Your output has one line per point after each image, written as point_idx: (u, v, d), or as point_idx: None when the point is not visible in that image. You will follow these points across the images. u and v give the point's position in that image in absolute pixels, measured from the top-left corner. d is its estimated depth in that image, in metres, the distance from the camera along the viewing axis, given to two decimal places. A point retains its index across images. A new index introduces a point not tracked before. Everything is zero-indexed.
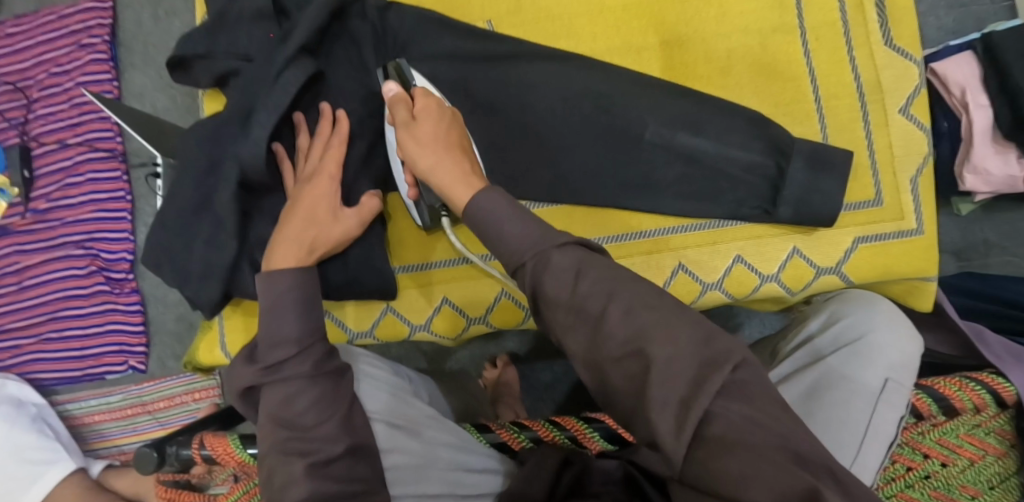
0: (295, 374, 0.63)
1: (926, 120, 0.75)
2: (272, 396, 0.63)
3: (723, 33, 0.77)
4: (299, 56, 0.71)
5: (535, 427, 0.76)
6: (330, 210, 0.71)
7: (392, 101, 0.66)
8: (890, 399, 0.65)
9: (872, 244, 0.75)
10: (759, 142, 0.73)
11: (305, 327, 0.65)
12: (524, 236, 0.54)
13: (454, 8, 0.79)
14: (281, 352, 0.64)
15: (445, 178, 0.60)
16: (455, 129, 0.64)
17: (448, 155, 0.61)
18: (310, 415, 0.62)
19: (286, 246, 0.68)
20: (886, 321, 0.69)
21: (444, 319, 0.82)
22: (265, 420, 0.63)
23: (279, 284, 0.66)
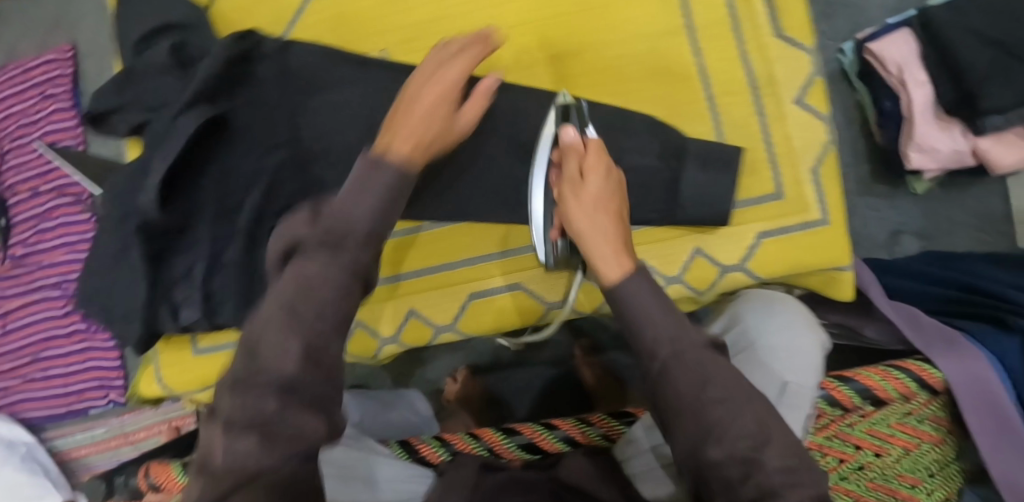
0: (344, 259, 0.53)
1: (822, 109, 0.75)
2: (309, 265, 0.52)
3: (612, 39, 0.77)
4: (197, 105, 0.73)
5: (453, 440, 0.78)
6: (449, 115, 0.63)
7: (563, 149, 0.64)
8: (798, 396, 0.68)
9: (777, 238, 0.74)
10: (655, 146, 0.74)
11: (374, 225, 0.56)
12: (662, 324, 0.55)
13: (350, 37, 0.80)
14: (347, 231, 0.54)
15: (600, 251, 0.59)
16: (615, 193, 0.63)
17: (611, 226, 0.61)
18: (334, 295, 0.52)
19: (407, 139, 0.59)
20: (804, 324, 0.73)
21: (359, 340, 0.85)
22: (283, 284, 0.52)
23: (384, 167, 0.57)
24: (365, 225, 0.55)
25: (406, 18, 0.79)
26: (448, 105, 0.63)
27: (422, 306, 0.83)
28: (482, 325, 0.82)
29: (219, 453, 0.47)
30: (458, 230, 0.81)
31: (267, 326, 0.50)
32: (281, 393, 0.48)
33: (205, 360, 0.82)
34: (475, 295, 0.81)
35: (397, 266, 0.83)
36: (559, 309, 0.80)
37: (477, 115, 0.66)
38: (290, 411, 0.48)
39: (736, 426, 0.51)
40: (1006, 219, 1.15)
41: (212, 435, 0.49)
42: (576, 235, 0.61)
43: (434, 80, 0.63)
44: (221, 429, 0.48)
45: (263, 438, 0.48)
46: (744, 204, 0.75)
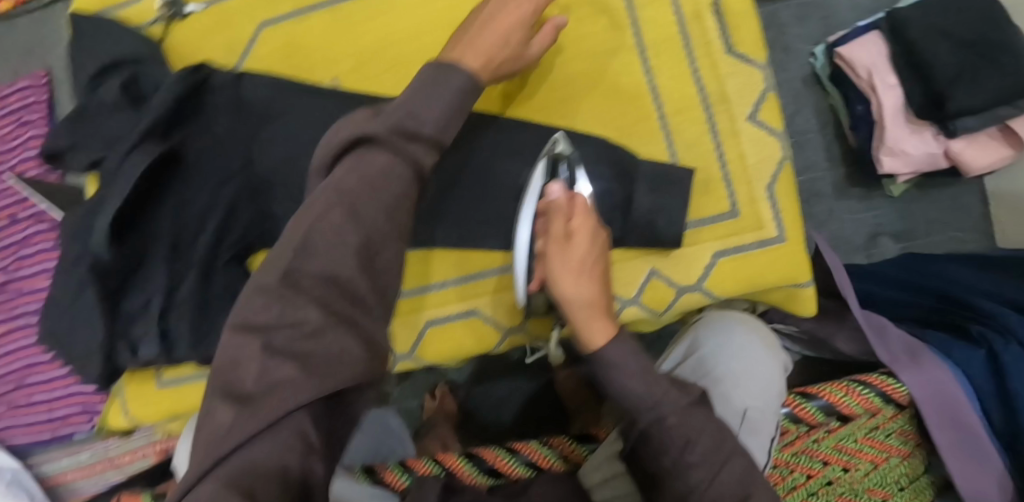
0: (411, 154, 0.58)
1: (776, 125, 0.75)
2: (375, 157, 0.57)
3: (562, 60, 0.77)
4: (147, 140, 0.73)
5: (416, 465, 0.79)
6: (518, 40, 0.67)
7: (548, 208, 0.64)
8: (760, 422, 0.69)
9: (733, 257, 0.74)
10: (607, 168, 0.73)
11: (442, 125, 0.60)
12: (643, 392, 0.60)
13: (301, 67, 0.80)
14: (415, 135, 0.59)
15: (583, 316, 0.62)
16: (601, 252, 0.64)
17: (595, 292, 0.63)
18: (393, 203, 0.57)
19: (476, 50, 0.63)
20: (763, 349, 0.74)
21: (403, 341, 0.77)
22: (344, 181, 0.55)
23: (451, 76, 0.61)
24: (434, 124, 0.60)
25: (357, 46, 0.79)
26: (519, 32, 0.67)
27: (403, 327, 0.78)
28: (438, 354, 0.78)
29: (254, 373, 0.49)
30: (411, 257, 0.77)
31: (328, 219, 0.54)
32: (325, 308, 0.51)
33: (171, 392, 0.83)
34: (434, 322, 0.77)
35: (428, 279, 0.77)
36: (517, 335, 0.77)
37: (542, 47, 0.71)
38: (330, 332, 0.51)
39: (716, 486, 0.57)
40: (985, 219, 1.15)
41: (250, 347, 0.50)
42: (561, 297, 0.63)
43: (510, 4, 0.66)
44: (262, 345, 0.50)
45: (299, 361, 0.50)
46: (699, 223, 0.74)
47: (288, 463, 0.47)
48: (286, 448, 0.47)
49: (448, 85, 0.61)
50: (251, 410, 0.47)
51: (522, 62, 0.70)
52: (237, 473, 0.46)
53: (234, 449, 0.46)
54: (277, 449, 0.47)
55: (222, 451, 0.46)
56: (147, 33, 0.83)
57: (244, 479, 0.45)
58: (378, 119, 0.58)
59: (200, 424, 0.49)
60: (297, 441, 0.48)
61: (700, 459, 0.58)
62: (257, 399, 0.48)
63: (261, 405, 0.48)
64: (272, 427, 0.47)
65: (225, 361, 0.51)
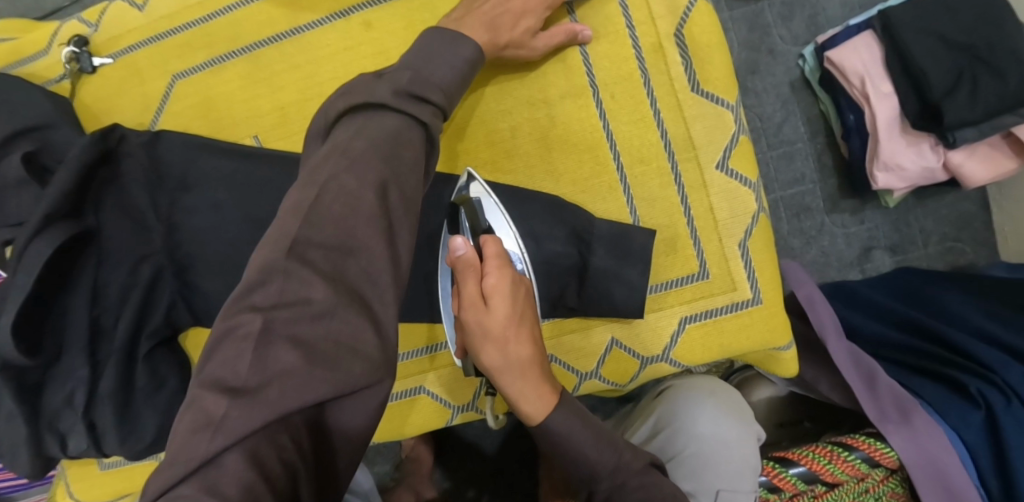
0: (421, 117, 0.52)
1: (750, 174, 0.68)
2: (386, 121, 0.50)
3: (505, 108, 0.69)
4: (53, 224, 0.66)
5: None
6: (526, 27, 0.64)
7: (456, 268, 0.54)
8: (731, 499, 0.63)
9: (702, 322, 0.67)
10: (562, 228, 0.67)
11: (448, 94, 0.55)
12: (603, 456, 0.55)
13: (220, 126, 0.74)
14: (423, 98, 0.53)
15: (520, 389, 0.54)
16: (528, 306, 0.55)
17: (528, 356, 0.54)
18: (404, 175, 0.49)
19: (480, 24, 0.60)
20: (732, 413, 0.68)
21: (392, 419, 0.71)
22: (361, 142, 0.48)
23: (464, 45, 0.57)
24: (441, 92, 0.55)
25: (280, 100, 0.73)
26: (529, 18, 0.64)
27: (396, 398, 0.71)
28: (387, 430, 0.72)
29: (249, 358, 0.40)
30: None
31: (343, 178, 0.46)
32: (337, 286, 0.43)
33: (114, 475, 0.78)
34: (407, 393, 0.70)
35: (429, 340, 0.70)
36: (469, 412, 0.71)
37: (551, 45, 0.66)
38: (339, 311, 0.42)
39: None
40: (988, 229, 1.07)
41: (248, 327, 0.41)
42: (489, 371, 0.54)
43: None
44: (263, 321, 0.41)
45: (305, 349, 0.41)
46: (665, 287, 0.68)
47: (279, 464, 0.39)
48: (276, 446, 0.40)
49: (462, 51, 0.57)
50: (246, 403, 0.39)
51: (529, 51, 0.65)
52: (222, 483, 0.37)
53: (221, 448, 0.38)
54: (265, 450, 0.39)
55: (207, 450, 0.38)
56: (55, 90, 0.76)
57: (235, 487, 0.37)
58: (383, 82, 0.52)
59: (179, 413, 0.40)
60: (291, 441, 0.40)
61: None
62: (253, 387, 0.40)
63: (258, 394, 0.39)
64: (266, 425, 0.39)
65: (215, 342, 0.41)
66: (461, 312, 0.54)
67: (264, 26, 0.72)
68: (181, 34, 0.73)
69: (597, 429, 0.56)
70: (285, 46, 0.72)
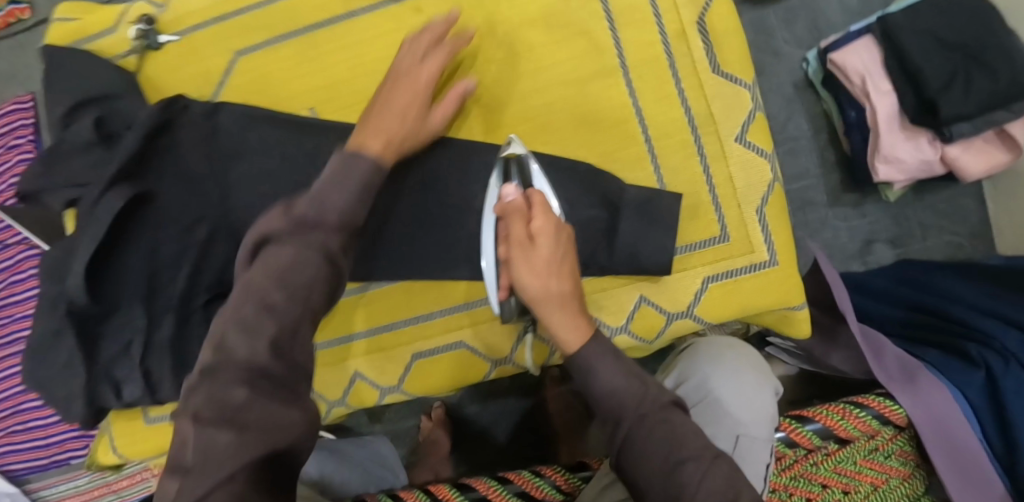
0: (316, 241, 0.59)
1: (765, 146, 0.74)
2: (282, 254, 0.58)
3: (540, 86, 0.75)
4: (118, 183, 0.71)
5: (405, 495, 0.78)
6: (419, 114, 0.69)
7: (506, 213, 0.61)
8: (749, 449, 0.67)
9: (723, 282, 0.73)
10: (592, 195, 0.73)
11: (346, 212, 0.62)
12: (628, 391, 0.57)
13: (276, 98, 0.79)
14: (319, 223, 0.60)
15: (560, 321, 0.59)
16: (570, 254, 0.61)
17: (566, 292, 0.60)
18: (302, 292, 0.57)
19: (375, 134, 0.66)
20: (752, 368, 0.72)
21: (428, 373, 0.75)
22: (256, 280, 0.56)
23: (361, 159, 0.64)
24: (337, 212, 0.61)
25: (330, 77, 0.78)
26: (419, 104, 0.69)
27: (430, 351, 0.75)
28: (423, 385, 0.76)
29: (192, 447, 0.49)
30: (393, 288, 0.75)
31: (241, 312, 0.55)
32: (253, 386, 0.52)
33: (158, 429, 0.81)
34: (446, 347, 0.75)
35: (468, 296, 0.74)
36: (506, 366, 0.75)
37: (447, 116, 0.72)
38: (258, 401, 0.52)
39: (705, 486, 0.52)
40: (983, 223, 1.13)
41: (184, 432, 0.51)
42: (533, 304, 0.60)
43: (405, 84, 0.69)
44: (192, 420, 0.51)
45: (238, 427, 0.50)
46: (689, 248, 0.74)
47: None
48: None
49: (356, 168, 0.63)
50: (194, 475, 0.48)
51: (429, 133, 0.71)
52: None
53: None
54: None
55: None
56: (121, 65, 0.81)
57: None
58: (282, 215, 0.60)
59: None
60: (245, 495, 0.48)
61: (700, 451, 0.53)
62: (194, 466, 0.48)
63: (199, 469, 0.48)
64: (214, 487, 0.47)
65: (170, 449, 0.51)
66: (509, 250, 0.60)
67: (319, 9, 0.78)
68: (241, 15, 0.79)
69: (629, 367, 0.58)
70: (338, 28, 0.78)
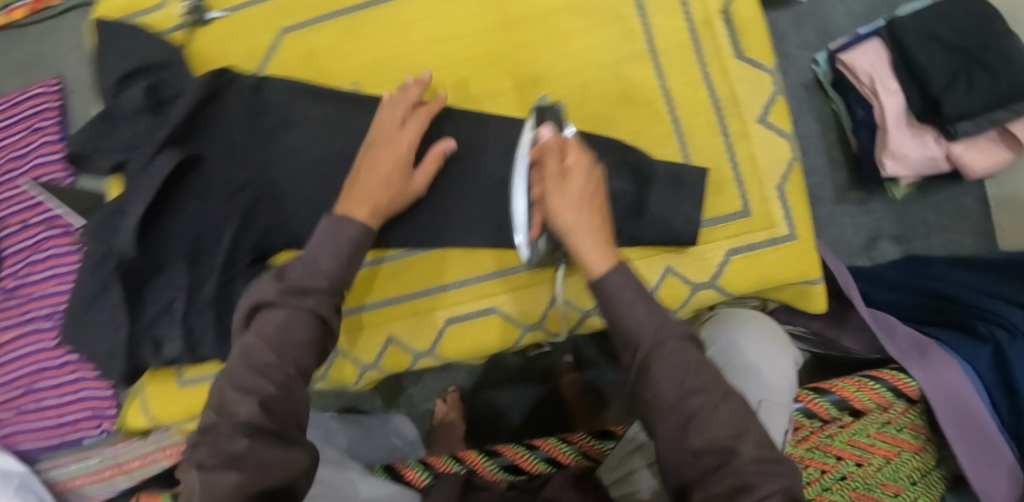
0: (308, 304, 0.63)
1: (785, 127, 0.78)
2: (274, 316, 0.62)
3: (574, 67, 0.79)
4: (169, 146, 0.74)
5: (436, 462, 0.80)
6: (403, 176, 0.72)
7: (541, 149, 0.67)
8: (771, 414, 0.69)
9: (745, 254, 0.77)
10: (623, 169, 0.76)
11: (336, 276, 0.65)
12: (645, 321, 0.59)
13: (322, 72, 0.82)
14: (309, 289, 0.64)
15: (588, 246, 0.62)
16: (599, 191, 0.66)
17: (594, 220, 0.64)
18: (295, 351, 0.61)
19: (361, 199, 0.69)
20: (775, 342, 0.75)
21: (460, 339, 0.78)
22: (254, 342, 0.61)
23: (348, 225, 0.67)
24: (327, 277, 0.65)
25: (373, 54, 0.81)
26: (403, 166, 0.72)
27: (463, 317, 0.78)
28: (455, 350, 0.78)
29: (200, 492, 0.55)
30: (428, 255, 0.78)
31: (236, 376, 0.60)
32: (252, 436, 0.57)
33: (192, 391, 0.84)
34: (479, 313, 0.78)
35: (502, 264, 0.78)
36: (537, 332, 0.78)
37: (430, 176, 0.75)
38: (258, 448, 0.57)
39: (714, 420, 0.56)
40: (986, 221, 1.17)
41: (192, 480, 0.57)
42: (564, 231, 0.64)
43: (387, 147, 0.72)
44: (198, 468, 0.57)
45: (240, 470, 0.55)
46: (714, 222, 0.77)
47: None
48: None
49: (345, 233, 0.66)
50: None
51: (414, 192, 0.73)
52: None
53: None
54: None
55: None
56: (169, 39, 0.84)
57: None
58: (273, 283, 0.64)
59: None
60: None
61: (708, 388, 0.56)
62: None
63: None
64: None
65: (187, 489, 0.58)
66: (543, 181, 0.65)
67: None
68: None
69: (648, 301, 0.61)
70: (380, 10, 0.82)
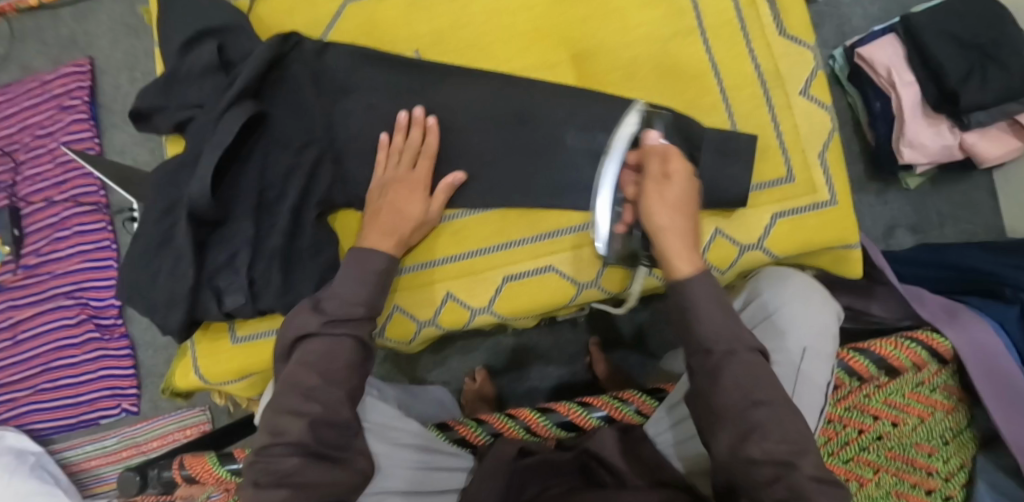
0: (348, 333, 0.69)
1: (825, 100, 0.82)
2: (316, 345, 0.67)
3: (628, 41, 0.83)
4: (241, 101, 0.76)
5: (492, 421, 0.82)
6: (419, 208, 0.78)
7: (646, 150, 0.70)
8: (812, 366, 0.71)
9: (790, 218, 0.80)
10: (676, 137, 0.78)
11: (371, 304, 0.72)
12: (722, 329, 0.64)
13: (384, 41, 0.85)
14: (348, 318, 0.69)
15: (674, 247, 0.68)
16: (694, 199, 0.70)
17: (683, 224, 0.68)
18: (337, 377, 0.67)
19: (381, 232, 0.75)
20: (818, 291, 0.75)
21: (515, 296, 0.80)
22: (298, 372, 0.66)
23: (374, 259, 0.73)
24: (363, 305, 0.71)
25: (436, 24, 0.84)
26: (413, 203, 0.77)
27: (519, 273, 0.80)
28: (512, 308, 0.80)
29: None
30: (487, 216, 0.81)
31: (285, 392, 0.65)
32: (302, 455, 0.63)
33: (244, 349, 0.83)
34: (534, 271, 0.80)
35: (559, 224, 0.80)
36: (593, 289, 0.80)
37: (441, 205, 0.79)
38: (310, 466, 0.63)
39: None
40: (994, 213, 1.22)
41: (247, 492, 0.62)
42: (655, 229, 0.68)
43: (398, 188, 0.78)
44: (254, 486, 0.62)
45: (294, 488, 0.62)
46: (759, 187, 0.81)
47: None
48: None
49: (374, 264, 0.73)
50: None
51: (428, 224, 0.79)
52: None
53: None
54: None
55: None
56: (234, 5, 0.87)
57: None
58: (316, 315, 0.69)
59: None
60: None
61: None
62: None
63: None
64: None
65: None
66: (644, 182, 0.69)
67: None
68: None
69: (727, 308, 0.65)
70: None
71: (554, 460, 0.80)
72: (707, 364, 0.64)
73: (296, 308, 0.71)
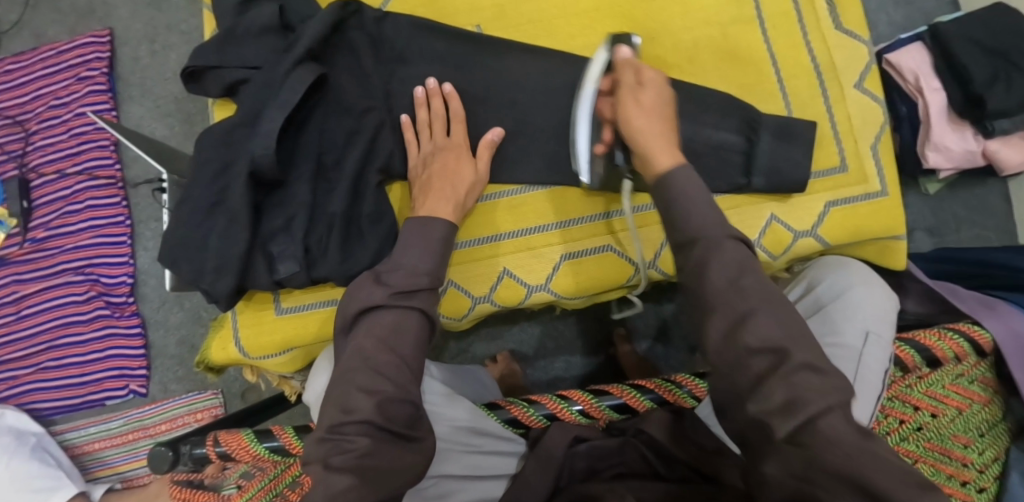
0: (415, 306, 0.67)
1: (879, 94, 0.83)
2: (384, 318, 0.66)
3: (690, 26, 0.84)
4: (303, 65, 0.75)
5: (545, 403, 0.78)
6: (468, 171, 0.77)
7: (619, 65, 0.71)
8: (875, 351, 0.70)
9: (842, 207, 0.82)
10: (735, 119, 0.81)
11: (436, 276, 0.70)
12: (711, 223, 0.60)
13: (444, 14, 0.84)
14: (415, 293, 0.68)
15: (653, 145, 0.65)
16: (671, 103, 0.69)
17: (659, 123, 0.67)
18: (404, 351, 0.65)
19: (443, 201, 0.74)
20: (878, 282, 0.76)
21: (571, 274, 0.80)
22: (366, 345, 0.64)
23: (439, 231, 0.72)
24: (430, 278, 0.70)
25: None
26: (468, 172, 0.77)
27: (575, 252, 0.80)
28: (569, 286, 0.80)
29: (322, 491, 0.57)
30: (543, 194, 0.81)
31: (357, 363, 0.63)
32: (372, 436, 0.60)
33: (288, 321, 0.82)
34: (591, 251, 0.80)
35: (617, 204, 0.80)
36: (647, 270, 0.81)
37: (486, 164, 0.79)
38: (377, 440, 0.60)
39: None
40: (1009, 218, 1.26)
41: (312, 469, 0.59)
42: (631, 130, 0.67)
43: (450, 157, 0.77)
44: (322, 463, 0.59)
45: (363, 465, 0.58)
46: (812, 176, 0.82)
47: None
48: None
49: (438, 237, 0.72)
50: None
51: (478, 185, 0.78)
52: None
53: None
54: None
55: None
56: None
57: None
58: (383, 289, 0.67)
59: None
60: None
61: None
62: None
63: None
64: None
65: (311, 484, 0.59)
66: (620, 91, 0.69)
67: None
68: None
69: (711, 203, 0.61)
70: None
71: (603, 448, 0.76)
72: (691, 261, 0.59)
73: (360, 282, 0.70)
